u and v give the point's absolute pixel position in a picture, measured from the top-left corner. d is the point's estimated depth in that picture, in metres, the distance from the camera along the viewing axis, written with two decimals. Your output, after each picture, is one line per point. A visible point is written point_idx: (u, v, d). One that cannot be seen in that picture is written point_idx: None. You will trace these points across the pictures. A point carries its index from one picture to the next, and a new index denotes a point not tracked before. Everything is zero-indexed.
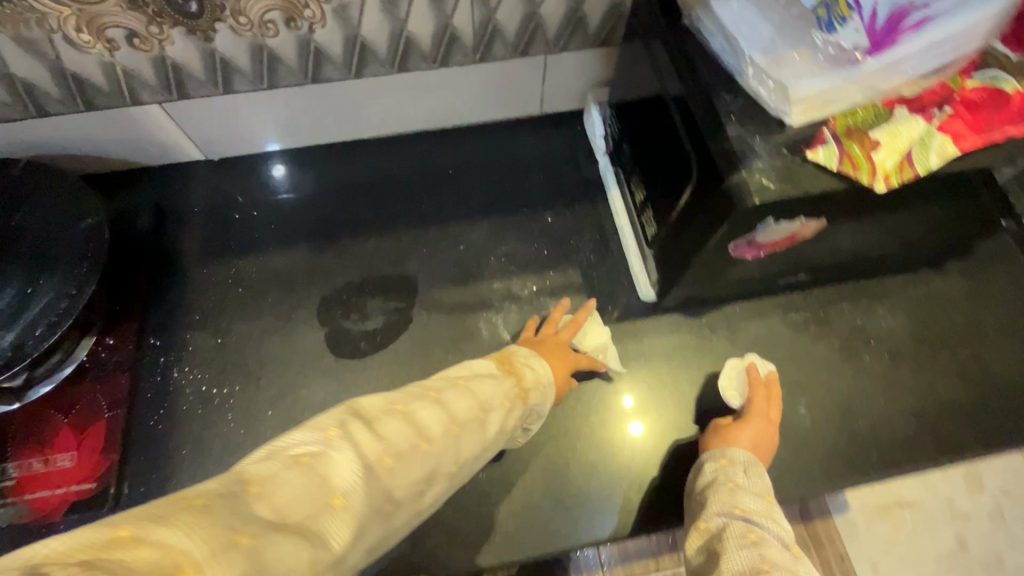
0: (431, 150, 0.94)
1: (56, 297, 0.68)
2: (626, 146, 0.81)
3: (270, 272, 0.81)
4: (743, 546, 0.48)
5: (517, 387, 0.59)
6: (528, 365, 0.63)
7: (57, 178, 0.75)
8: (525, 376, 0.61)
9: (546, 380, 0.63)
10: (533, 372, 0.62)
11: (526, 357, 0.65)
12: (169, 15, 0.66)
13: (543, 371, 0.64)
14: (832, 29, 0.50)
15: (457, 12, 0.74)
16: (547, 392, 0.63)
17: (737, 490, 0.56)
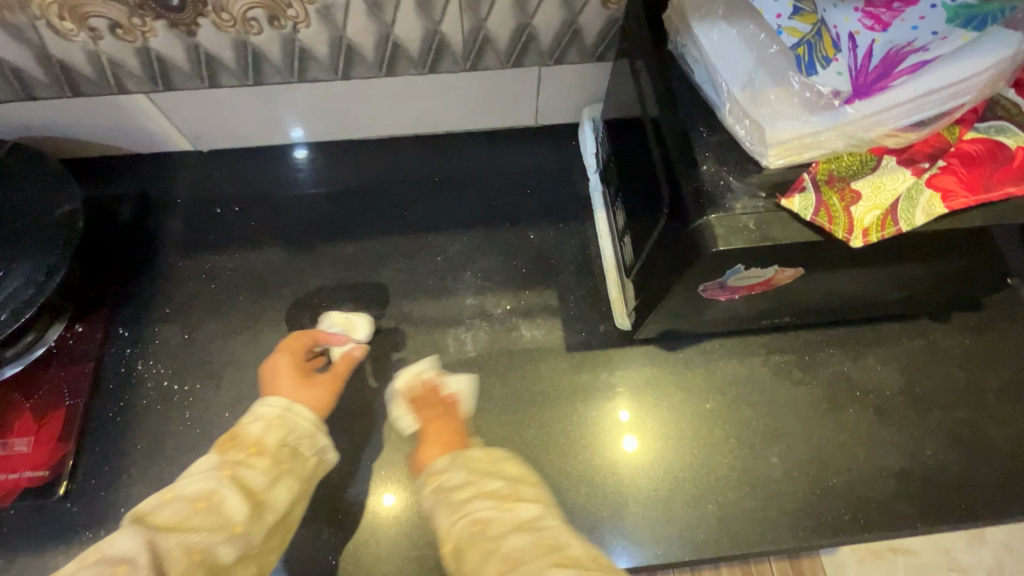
0: (419, 156, 0.92)
1: (24, 282, 0.68)
2: (613, 168, 0.78)
3: (244, 271, 0.81)
4: (487, 529, 0.50)
5: (281, 457, 0.56)
6: (264, 429, 0.57)
7: (40, 164, 0.76)
8: (267, 445, 0.56)
9: (306, 433, 0.59)
10: (276, 434, 0.57)
11: (276, 415, 0.59)
12: (151, 8, 0.65)
13: (294, 424, 0.59)
14: (811, 71, 0.46)
15: (446, 19, 0.71)
16: (313, 442, 0.60)
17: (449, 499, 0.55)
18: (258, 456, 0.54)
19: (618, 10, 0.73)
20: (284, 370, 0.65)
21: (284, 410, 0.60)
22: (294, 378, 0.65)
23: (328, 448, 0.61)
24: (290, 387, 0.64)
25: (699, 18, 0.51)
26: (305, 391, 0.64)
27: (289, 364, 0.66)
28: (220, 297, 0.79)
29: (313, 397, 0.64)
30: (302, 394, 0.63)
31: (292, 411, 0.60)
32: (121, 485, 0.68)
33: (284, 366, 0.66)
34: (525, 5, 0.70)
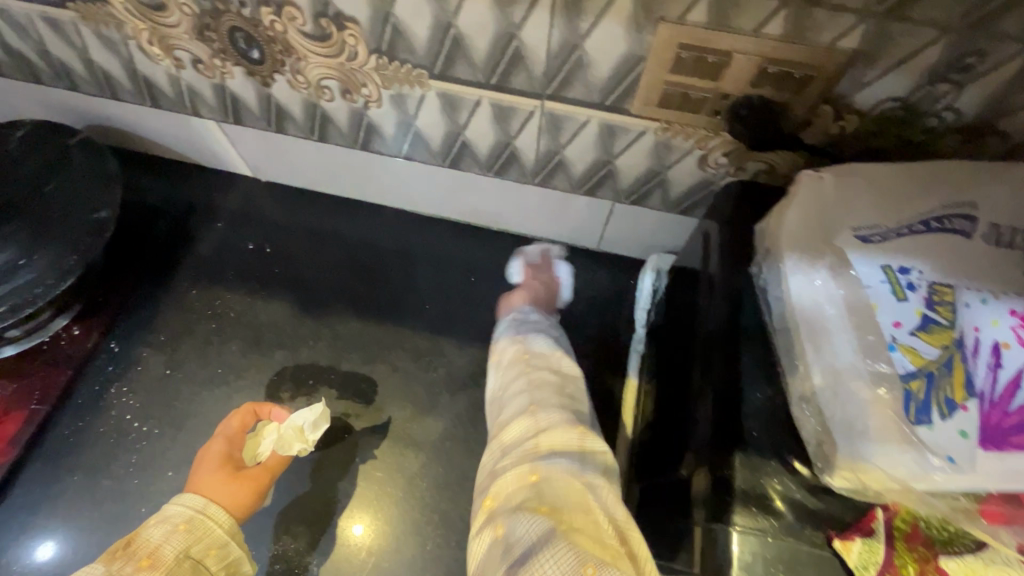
0: (464, 246, 0.85)
1: (33, 280, 0.68)
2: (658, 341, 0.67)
3: (249, 319, 0.78)
4: (528, 338, 0.63)
5: (178, 573, 0.52)
6: (167, 536, 0.54)
7: (97, 161, 0.77)
8: (163, 557, 0.52)
9: (217, 541, 0.56)
10: (178, 542, 0.54)
11: (184, 518, 0.56)
12: (233, 55, 0.64)
13: (203, 531, 0.56)
14: (921, 420, 0.34)
15: (520, 136, 0.65)
16: (222, 553, 0.56)
17: (525, 346, 0.61)
18: (149, 569, 0.51)
19: (716, 174, 0.63)
20: (216, 457, 0.64)
21: (196, 511, 0.57)
22: (219, 467, 0.62)
23: (241, 559, 0.57)
24: (209, 480, 0.61)
25: (796, 260, 0.39)
26: (228, 489, 0.60)
27: (224, 450, 0.65)
28: (214, 339, 0.76)
29: (231, 495, 0.60)
30: (220, 491, 0.60)
31: (204, 513, 0.57)
32: (44, 514, 0.66)
33: (216, 452, 0.64)
34: (610, 145, 0.62)
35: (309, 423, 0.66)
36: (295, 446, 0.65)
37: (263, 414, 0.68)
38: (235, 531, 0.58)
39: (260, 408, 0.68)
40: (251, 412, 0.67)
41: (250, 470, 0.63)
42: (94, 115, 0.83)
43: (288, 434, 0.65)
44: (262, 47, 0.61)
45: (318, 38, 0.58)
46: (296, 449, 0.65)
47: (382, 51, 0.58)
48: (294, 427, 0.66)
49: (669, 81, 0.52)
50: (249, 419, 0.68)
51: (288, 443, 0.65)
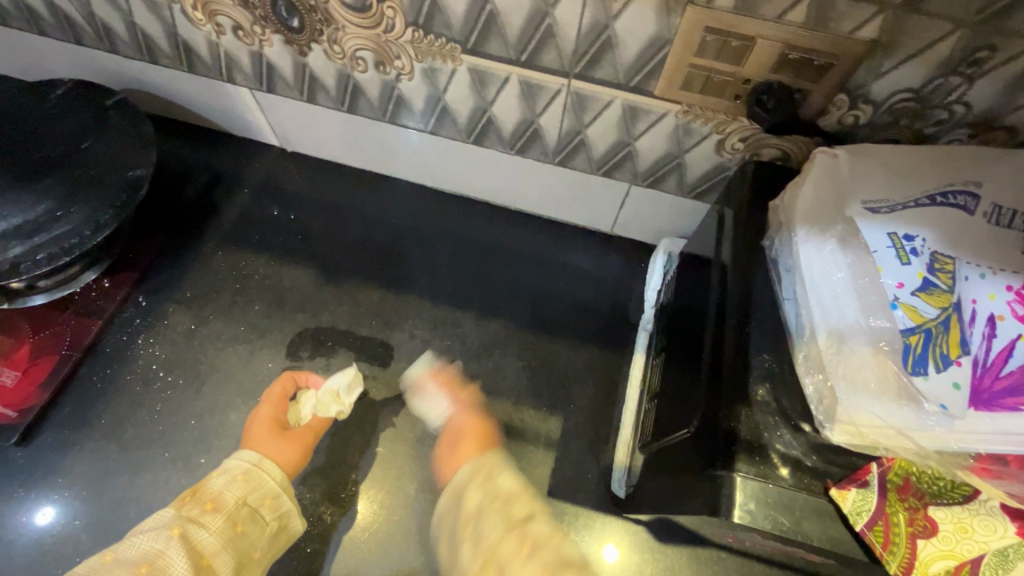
0: (482, 223, 0.88)
1: (70, 231, 0.71)
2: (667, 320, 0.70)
3: (272, 282, 0.81)
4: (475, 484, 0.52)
5: (237, 517, 0.57)
6: (227, 484, 0.60)
7: (133, 122, 0.80)
8: (225, 502, 0.58)
9: (271, 492, 0.61)
10: (237, 490, 0.59)
11: (243, 470, 0.61)
12: (274, 23, 0.66)
13: (259, 481, 0.61)
14: (920, 372, 0.36)
15: (545, 114, 0.67)
16: (275, 504, 0.61)
17: (480, 482, 0.52)
18: (213, 512, 0.57)
19: (732, 160, 0.65)
20: (265, 420, 0.67)
21: (251, 464, 0.62)
22: (269, 429, 0.66)
23: (291, 513, 0.62)
24: (261, 439, 0.65)
25: (806, 232, 0.42)
26: (278, 447, 0.65)
27: (272, 414, 0.68)
28: (239, 299, 0.79)
29: (283, 454, 0.65)
30: (272, 449, 0.65)
31: (259, 467, 0.62)
32: (72, 454, 0.69)
33: (265, 415, 0.67)
34: (631, 126, 0.65)
35: (345, 387, 0.68)
36: (332, 408, 0.68)
37: (302, 381, 0.71)
38: (286, 485, 0.63)
39: (298, 376, 0.71)
40: (291, 378, 0.70)
41: (296, 429, 0.67)
42: (130, 79, 0.85)
43: (325, 398, 0.68)
44: (303, 16, 0.64)
45: (359, 8, 0.61)
46: (334, 411, 0.68)
47: (420, 25, 0.60)
48: (332, 391, 0.68)
49: (693, 64, 0.55)
50: (290, 386, 0.70)
51: (326, 405, 0.68)
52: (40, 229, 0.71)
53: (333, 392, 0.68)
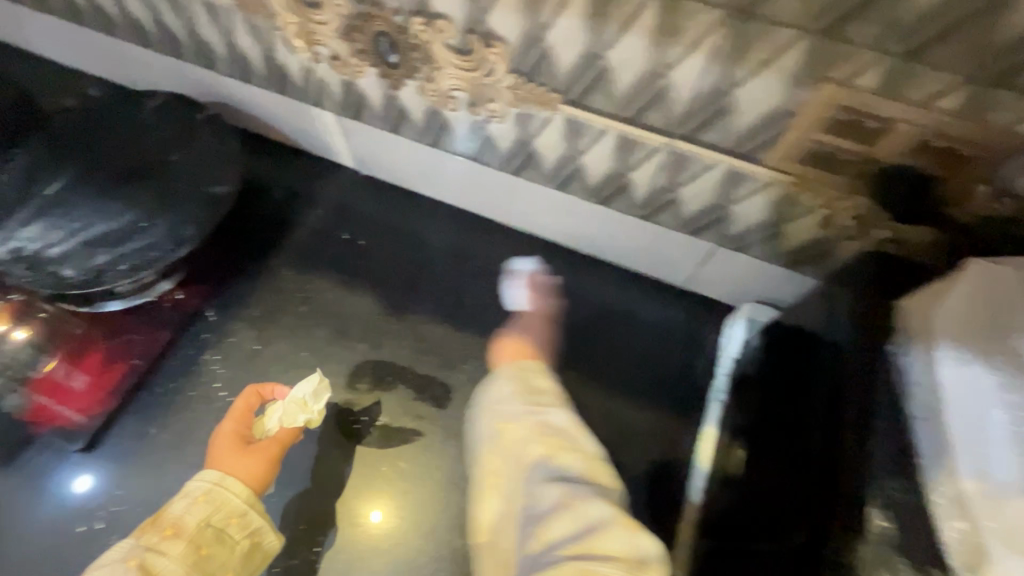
0: (549, 265, 0.85)
1: (154, 244, 0.73)
2: (750, 402, 0.65)
3: (337, 307, 0.80)
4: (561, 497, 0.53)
5: (200, 540, 0.56)
6: (187, 508, 0.57)
7: (220, 137, 0.81)
8: (185, 527, 0.56)
9: (237, 510, 0.59)
10: (198, 513, 0.57)
11: (204, 491, 0.59)
12: (372, 56, 0.66)
13: (221, 501, 0.59)
14: None
15: (637, 169, 0.65)
16: (243, 522, 0.59)
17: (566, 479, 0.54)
18: (173, 539, 0.55)
19: (836, 236, 0.61)
20: (228, 436, 0.65)
21: (213, 484, 0.60)
22: (232, 445, 0.64)
23: (263, 530, 0.60)
24: (222, 456, 0.63)
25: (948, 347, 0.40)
26: (241, 463, 0.62)
27: (233, 430, 0.66)
28: (303, 322, 0.79)
29: (247, 470, 0.62)
30: (234, 466, 0.62)
31: (220, 486, 0.60)
32: (134, 461, 0.70)
33: (227, 432, 0.65)
34: (730, 191, 0.61)
35: (311, 394, 0.67)
36: (299, 417, 0.66)
37: (267, 394, 0.69)
38: (254, 501, 0.61)
39: (262, 388, 0.69)
40: (256, 392, 0.69)
41: (260, 443, 0.65)
42: (220, 93, 0.88)
43: (292, 407, 0.66)
44: (403, 52, 0.63)
45: (461, 51, 0.60)
46: (302, 420, 0.66)
47: (522, 72, 0.59)
48: (298, 400, 0.67)
49: (814, 139, 0.51)
50: (253, 400, 0.69)
51: (292, 415, 0.66)
52: (126, 238, 0.73)
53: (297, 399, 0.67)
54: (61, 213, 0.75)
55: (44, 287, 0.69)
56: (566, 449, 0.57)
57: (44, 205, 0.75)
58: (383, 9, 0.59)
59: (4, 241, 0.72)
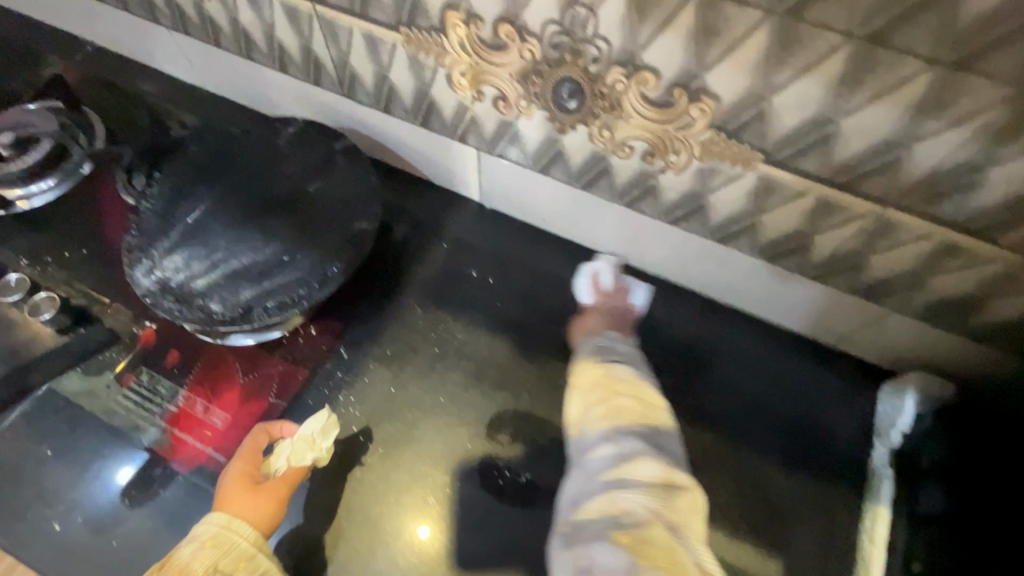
0: (687, 315, 0.81)
1: (299, 280, 0.71)
2: (956, 486, 0.61)
3: (470, 350, 0.77)
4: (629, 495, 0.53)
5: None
6: (194, 553, 0.56)
7: (358, 169, 0.79)
8: (191, 574, 0.54)
9: (244, 554, 0.57)
10: (205, 559, 0.56)
11: (211, 535, 0.58)
12: (546, 101, 0.63)
13: (230, 545, 0.57)
14: None
15: (827, 233, 0.61)
16: (251, 566, 0.57)
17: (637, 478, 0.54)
18: None
19: None
20: (235, 477, 0.63)
21: (220, 527, 0.58)
22: (242, 484, 0.62)
23: (272, 572, 0.58)
24: (232, 498, 0.61)
25: None
26: (252, 503, 0.61)
27: (242, 470, 0.64)
28: (437, 366, 0.76)
29: (257, 513, 0.60)
30: (245, 507, 0.60)
31: (228, 528, 0.58)
32: (276, 517, 0.67)
33: (234, 472, 0.63)
34: (937, 263, 0.58)
35: (320, 431, 0.66)
36: (308, 456, 0.65)
37: (276, 432, 0.67)
38: (261, 544, 0.59)
39: (271, 427, 0.68)
40: (265, 430, 0.67)
41: (270, 482, 0.63)
42: (351, 122, 0.86)
43: (301, 445, 0.65)
44: (585, 99, 0.60)
45: (659, 104, 0.56)
46: (310, 459, 0.65)
47: (726, 129, 0.55)
48: (307, 437, 0.66)
49: None
50: (262, 438, 0.67)
51: (300, 454, 0.65)
52: (268, 273, 0.71)
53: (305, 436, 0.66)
54: (201, 243, 0.73)
55: (192, 321, 0.67)
56: (638, 427, 0.59)
57: (184, 234, 0.74)
58: (580, 56, 0.56)
59: (149, 271, 0.70)
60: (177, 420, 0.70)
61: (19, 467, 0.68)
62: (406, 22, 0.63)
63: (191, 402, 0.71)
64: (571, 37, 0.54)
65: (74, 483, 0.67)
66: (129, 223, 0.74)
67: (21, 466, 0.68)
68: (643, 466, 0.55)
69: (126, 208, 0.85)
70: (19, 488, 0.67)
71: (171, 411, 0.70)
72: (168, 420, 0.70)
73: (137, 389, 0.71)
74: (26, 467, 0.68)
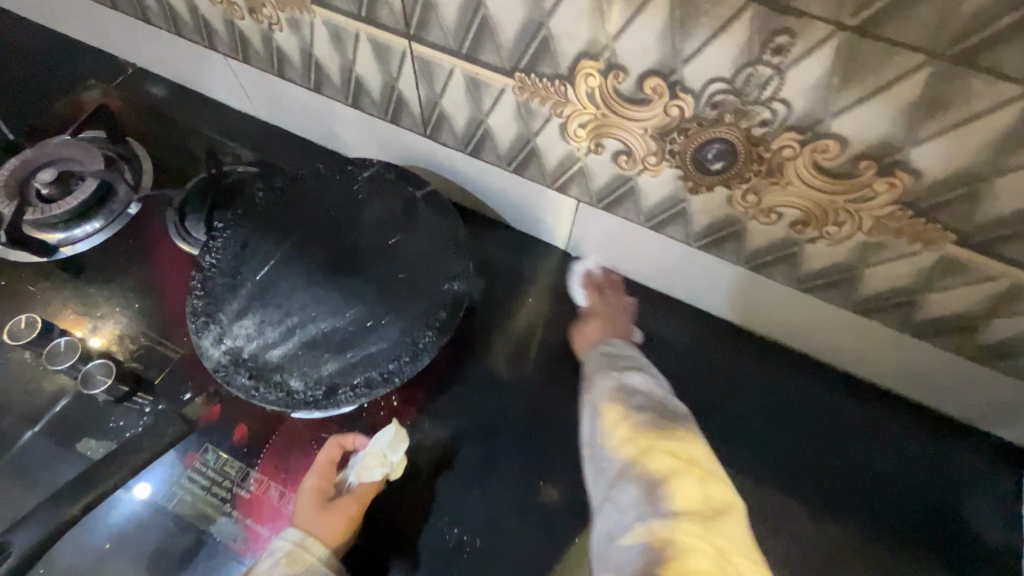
0: (805, 384, 0.73)
1: (386, 352, 0.63)
2: None
3: (568, 422, 0.70)
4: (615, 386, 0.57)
5: None
6: (270, 568, 0.54)
7: (444, 219, 0.71)
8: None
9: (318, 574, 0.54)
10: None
11: (286, 552, 0.55)
12: (683, 160, 0.55)
13: (303, 563, 0.54)
14: None
15: (1010, 318, 0.53)
16: None
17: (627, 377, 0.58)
18: None
19: None
20: (309, 491, 0.60)
21: (294, 544, 0.55)
22: (314, 501, 0.59)
23: None
24: (305, 514, 0.58)
25: None
26: (323, 520, 0.58)
27: (316, 485, 0.61)
28: (532, 441, 0.69)
29: (328, 530, 0.57)
30: (317, 524, 0.57)
31: (302, 546, 0.55)
32: None
33: (308, 487, 0.61)
34: None
35: (390, 446, 0.61)
36: (377, 471, 0.61)
37: (348, 445, 0.64)
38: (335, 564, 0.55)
39: (344, 440, 0.64)
40: (337, 444, 0.63)
41: (342, 500, 0.60)
42: (427, 163, 0.78)
43: (371, 460, 0.61)
44: (737, 162, 0.52)
45: (835, 173, 0.48)
46: (380, 474, 0.61)
47: (917, 206, 0.47)
48: (377, 452, 0.62)
49: None
50: (335, 453, 0.64)
51: (371, 470, 0.61)
52: (351, 342, 0.64)
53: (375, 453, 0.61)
54: (273, 305, 0.65)
55: (271, 402, 0.59)
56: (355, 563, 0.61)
57: (254, 294, 0.66)
58: (745, 117, 0.47)
59: (218, 339, 0.63)
60: (249, 508, 0.62)
61: (78, 560, 0.61)
62: (524, 68, 0.55)
63: (263, 486, 0.63)
64: (739, 97, 0.46)
65: None
66: (192, 281, 0.66)
67: (81, 559, 0.61)
68: (638, 382, 0.57)
69: (182, 257, 0.78)
70: None
71: (242, 497, 0.63)
72: (240, 509, 0.62)
73: (201, 471, 0.64)
74: (87, 563, 0.61)
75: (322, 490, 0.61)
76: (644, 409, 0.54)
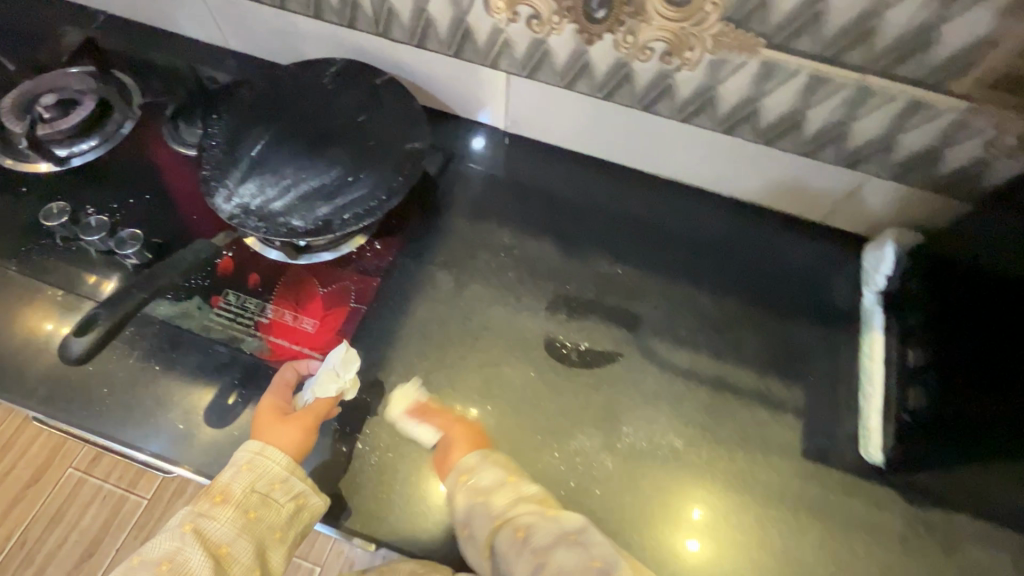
0: (697, 208, 0.94)
1: (367, 195, 0.79)
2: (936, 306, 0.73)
3: (520, 251, 0.88)
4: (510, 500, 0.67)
5: (246, 505, 0.63)
6: (234, 475, 0.64)
7: (402, 99, 0.87)
8: (233, 493, 0.63)
9: (278, 477, 0.65)
10: (243, 480, 0.64)
11: (247, 460, 0.66)
12: (577, 13, 0.73)
13: (263, 468, 0.65)
14: None
15: (817, 107, 0.74)
16: (286, 486, 0.65)
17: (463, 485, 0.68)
18: (222, 504, 0.62)
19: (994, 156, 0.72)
20: (270, 407, 0.71)
21: (255, 453, 0.66)
22: (273, 416, 0.70)
23: (307, 491, 0.66)
24: (266, 426, 0.69)
25: None
26: (280, 431, 0.69)
27: (274, 402, 0.72)
28: (493, 266, 0.87)
29: (285, 438, 0.68)
30: (275, 436, 0.68)
31: (263, 454, 0.66)
32: (376, 398, 0.76)
33: (266, 405, 0.72)
34: (905, 121, 0.72)
35: (340, 365, 0.72)
36: (332, 386, 0.72)
37: (303, 368, 0.75)
38: (293, 467, 0.67)
39: (298, 364, 0.75)
40: (292, 367, 0.75)
41: (297, 414, 0.71)
42: (382, 63, 0.94)
43: (324, 378, 0.72)
44: (614, 7, 0.71)
45: (679, 3, 0.68)
46: (334, 389, 0.72)
47: (735, 20, 0.67)
48: (329, 371, 0.72)
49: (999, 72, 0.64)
50: (292, 374, 0.75)
51: (325, 386, 0.72)
52: (338, 192, 0.79)
53: (323, 379, 0.72)
54: (269, 171, 0.80)
55: (280, 235, 0.75)
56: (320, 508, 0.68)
57: (253, 165, 0.80)
58: None
59: (229, 197, 0.78)
60: (271, 328, 0.78)
61: (134, 379, 0.74)
62: None
63: (280, 313, 0.79)
64: None
65: (189, 385, 0.74)
66: (200, 159, 0.80)
67: (136, 377, 0.75)
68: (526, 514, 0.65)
69: (180, 159, 0.91)
70: (137, 399, 0.74)
71: (264, 322, 0.78)
72: (263, 329, 0.78)
73: (227, 307, 0.78)
74: (140, 380, 0.74)
75: (282, 408, 0.72)
76: (556, 548, 0.61)
